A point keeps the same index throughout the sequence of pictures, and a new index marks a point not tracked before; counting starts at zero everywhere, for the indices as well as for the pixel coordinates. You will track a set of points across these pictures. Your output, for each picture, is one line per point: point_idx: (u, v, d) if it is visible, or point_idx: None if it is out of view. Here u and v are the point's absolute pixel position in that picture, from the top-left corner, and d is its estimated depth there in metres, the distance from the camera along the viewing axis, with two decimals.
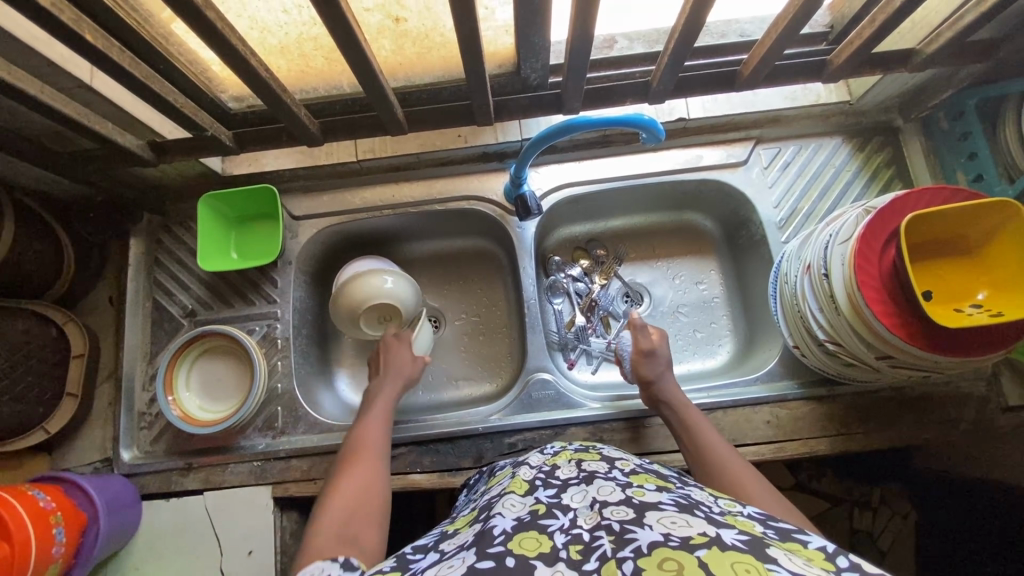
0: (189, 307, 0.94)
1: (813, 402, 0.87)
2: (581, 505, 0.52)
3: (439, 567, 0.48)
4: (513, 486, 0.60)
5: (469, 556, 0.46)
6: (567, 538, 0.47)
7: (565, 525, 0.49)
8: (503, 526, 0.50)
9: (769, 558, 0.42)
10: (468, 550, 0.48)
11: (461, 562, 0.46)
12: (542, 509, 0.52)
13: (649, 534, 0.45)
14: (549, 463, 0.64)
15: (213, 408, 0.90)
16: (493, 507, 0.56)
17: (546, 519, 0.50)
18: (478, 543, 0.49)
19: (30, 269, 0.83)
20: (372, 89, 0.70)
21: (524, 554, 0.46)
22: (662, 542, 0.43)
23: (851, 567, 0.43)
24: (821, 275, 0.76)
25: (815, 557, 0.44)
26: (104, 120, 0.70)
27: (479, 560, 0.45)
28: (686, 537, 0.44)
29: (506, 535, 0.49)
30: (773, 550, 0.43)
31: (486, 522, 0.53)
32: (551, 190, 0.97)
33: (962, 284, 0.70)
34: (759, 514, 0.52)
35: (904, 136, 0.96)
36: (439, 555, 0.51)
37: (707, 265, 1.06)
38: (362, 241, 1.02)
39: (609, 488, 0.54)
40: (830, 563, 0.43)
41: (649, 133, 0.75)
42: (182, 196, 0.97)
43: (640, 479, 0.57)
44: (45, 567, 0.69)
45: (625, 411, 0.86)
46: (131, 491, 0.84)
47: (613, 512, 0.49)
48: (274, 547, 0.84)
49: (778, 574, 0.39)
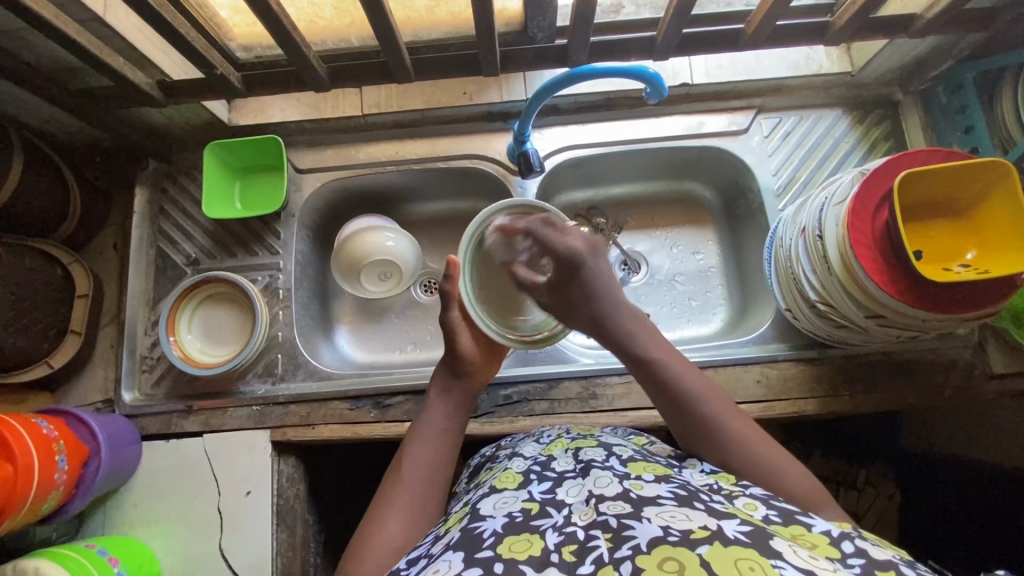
0: (192, 255, 0.95)
1: (803, 364, 0.89)
2: (577, 500, 0.54)
3: (426, 572, 0.49)
4: (501, 479, 0.61)
5: (456, 561, 0.48)
6: (561, 538, 0.49)
7: (558, 523, 0.51)
8: (492, 528, 0.52)
9: (774, 552, 0.44)
10: (456, 552, 0.49)
11: (447, 566, 0.48)
12: (535, 508, 0.54)
13: (648, 529, 0.46)
14: (544, 454, 0.65)
15: (214, 351, 0.92)
16: (484, 503, 0.57)
17: (538, 519, 0.52)
18: (464, 545, 0.50)
19: (39, 207, 0.85)
20: (382, 33, 0.71)
21: (515, 558, 0.47)
22: (661, 538, 0.45)
23: (856, 552, 0.47)
24: (816, 236, 0.77)
25: (820, 544, 0.48)
26: (115, 55, 0.71)
27: (467, 567, 0.47)
28: (686, 531, 0.46)
29: (496, 539, 0.50)
30: (777, 542, 0.45)
31: (475, 521, 0.54)
32: (553, 152, 0.98)
33: (951, 245, 0.72)
34: (763, 493, 0.56)
35: (902, 110, 0.96)
36: (428, 556, 0.53)
37: (705, 234, 1.07)
38: (364, 199, 1.03)
39: (606, 480, 0.55)
40: (835, 550, 0.47)
41: (653, 87, 0.77)
42: (187, 146, 0.98)
43: (638, 468, 0.58)
44: (48, 492, 0.71)
45: (619, 367, 0.88)
46: (132, 430, 0.86)
47: (609, 506, 0.50)
48: (271, 489, 0.86)
49: (784, 570, 0.41)
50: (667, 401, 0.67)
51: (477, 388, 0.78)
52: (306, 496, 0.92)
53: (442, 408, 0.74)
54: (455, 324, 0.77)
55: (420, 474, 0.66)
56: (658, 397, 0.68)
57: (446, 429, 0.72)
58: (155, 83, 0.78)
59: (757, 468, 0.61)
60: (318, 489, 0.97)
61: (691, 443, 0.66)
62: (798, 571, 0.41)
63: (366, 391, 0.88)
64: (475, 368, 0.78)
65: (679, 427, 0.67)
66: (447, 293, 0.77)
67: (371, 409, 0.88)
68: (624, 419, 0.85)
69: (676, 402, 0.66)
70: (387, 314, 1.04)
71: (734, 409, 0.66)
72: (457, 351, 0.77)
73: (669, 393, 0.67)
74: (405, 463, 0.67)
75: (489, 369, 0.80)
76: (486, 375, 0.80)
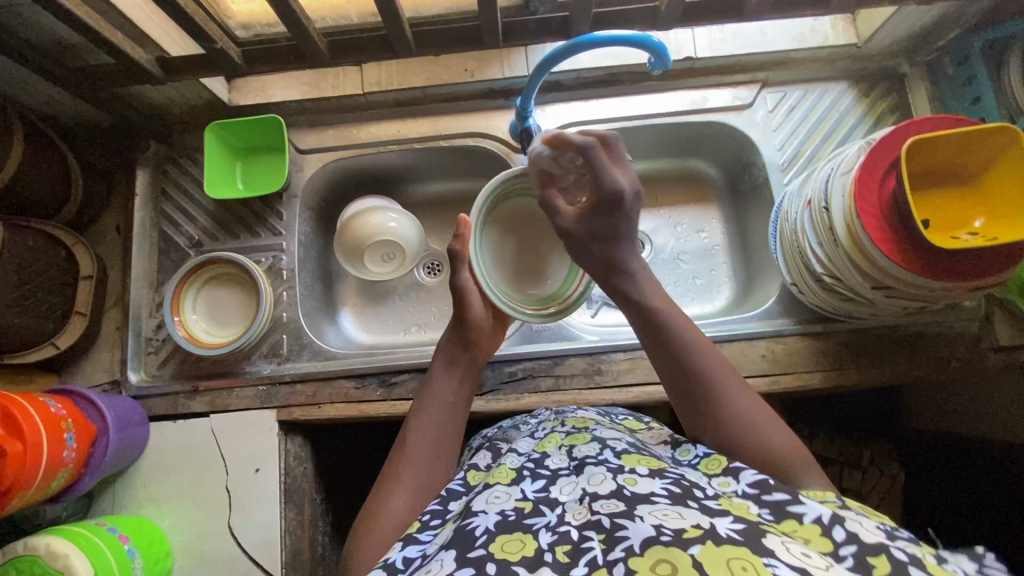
0: (195, 237, 0.95)
1: (809, 338, 0.88)
2: (570, 499, 0.54)
3: (418, 574, 0.50)
4: (497, 475, 0.61)
5: (448, 561, 0.48)
6: (554, 538, 0.49)
7: (551, 523, 0.51)
8: (485, 524, 0.52)
9: (766, 550, 0.43)
10: (448, 551, 0.50)
11: (438, 567, 0.48)
12: (528, 507, 0.54)
13: (640, 528, 0.46)
14: (538, 451, 0.66)
15: (218, 333, 0.92)
16: (477, 500, 0.57)
17: (532, 518, 0.52)
18: (457, 543, 0.50)
19: (40, 189, 0.84)
20: (382, 4, 0.70)
21: (507, 559, 0.47)
22: (654, 538, 0.44)
23: (847, 539, 0.46)
24: (822, 208, 0.77)
25: (815, 539, 0.47)
26: (114, 31, 0.71)
27: (460, 567, 0.47)
28: (679, 529, 0.45)
29: (489, 536, 0.50)
30: (770, 539, 0.45)
31: (468, 518, 0.54)
32: (557, 129, 0.97)
33: (960, 212, 0.72)
34: (754, 479, 0.54)
35: (909, 82, 0.95)
36: (422, 557, 0.53)
37: (709, 213, 1.07)
38: (366, 180, 1.02)
39: (599, 476, 0.55)
40: (827, 542, 0.46)
41: (657, 57, 0.76)
42: (188, 127, 0.97)
43: (632, 461, 0.58)
44: (58, 469, 0.71)
45: (624, 342, 0.88)
46: (138, 411, 0.86)
47: (603, 505, 0.50)
48: (280, 467, 0.86)
49: (776, 569, 0.41)
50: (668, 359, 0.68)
51: (482, 360, 0.80)
52: (313, 474, 0.93)
53: (449, 380, 0.76)
54: (464, 286, 0.79)
55: (426, 450, 0.68)
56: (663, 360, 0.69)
57: (453, 402, 0.74)
58: (155, 59, 0.78)
59: (744, 423, 0.62)
60: (324, 469, 0.97)
61: (686, 404, 0.66)
62: (790, 570, 0.41)
63: (371, 369, 0.89)
64: (478, 339, 0.79)
65: (675, 386, 0.67)
66: (456, 253, 0.79)
67: (377, 387, 0.88)
68: (629, 394, 0.85)
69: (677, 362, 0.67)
70: (391, 296, 1.04)
71: (724, 365, 0.67)
72: (465, 315, 0.79)
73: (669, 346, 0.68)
74: (411, 438, 0.70)
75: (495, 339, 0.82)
76: (489, 346, 0.81)
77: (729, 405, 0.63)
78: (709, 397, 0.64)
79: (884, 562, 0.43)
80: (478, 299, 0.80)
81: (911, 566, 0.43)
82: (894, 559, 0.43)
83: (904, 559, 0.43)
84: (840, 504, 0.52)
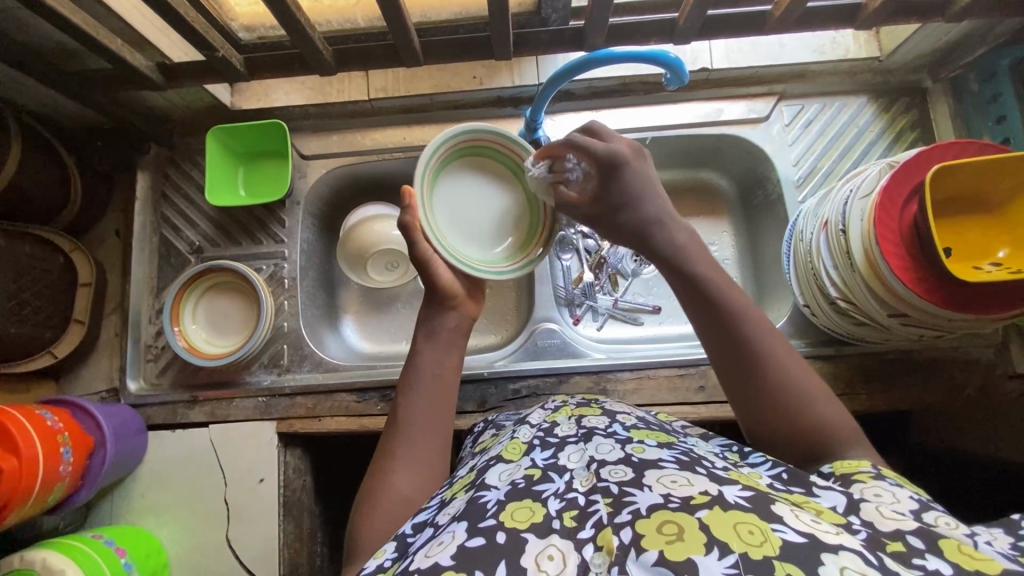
0: (195, 243, 0.93)
1: (820, 361, 0.87)
2: (578, 466, 0.51)
3: (429, 544, 0.46)
4: (508, 450, 0.57)
5: (459, 531, 0.45)
6: (562, 504, 0.46)
7: (560, 490, 0.48)
8: (496, 496, 0.49)
9: (774, 516, 0.41)
10: (459, 522, 0.46)
11: (451, 537, 0.45)
12: (537, 474, 0.51)
13: (649, 495, 0.44)
14: (548, 421, 0.61)
15: (219, 342, 0.91)
16: (486, 474, 0.53)
17: (541, 485, 0.49)
18: (468, 515, 0.47)
19: (38, 193, 0.83)
20: (389, 15, 0.68)
21: (517, 527, 0.44)
22: (662, 504, 0.42)
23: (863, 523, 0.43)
24: (839, 231, 0.74)
25: (825, 512, 0.44)
26: (113, 36, 0.70)
27: (470, 537, 0.44)
28: (686, 497, 0.43)
29: (499, 506, 0.47)
30: (778, 506, 0.42)
31: (480, 490, 0.50)
32: (566, 138, 0.94)
33: (983, 242, 0.69)
34: (770, 471, 0.51)
35: (931, 98, 0.92)
36: (433, 526, 0.49)
37: (720, 226, 1.04)
38: (369, 186, 1.00)
39: (607, 446, 0.52)
40: (839, 517, 0.43)
41: (673, 73, 0.74)
42: (189, 129, 0.95)
43: (641, 434, 0.55)
44: (54, 485, 0.70)
45: (630, 361, 0.86)
46: (137, 420, 0.85)
47: (610, 472, 0.48)
48: (279, 481, 0.85)
49: (783, 535, 0.38)
50: (708, 326, 0.60)
51: (466, 322, 0.74)
52: (311, 487, 0.92)
53: (433, 353, 0.69)
54: (427, 256, 0.71)
55: (418, 427, 0.63)
56: (710, 333, 0.60)
57: (438, 374, 0.67)
58: (155, 66, 0.77)
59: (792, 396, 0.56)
60: (323, 480, 0.97)
61: (732, 381, 0.59)
62: (799, 535, 0.39)
63: (373, 383, 0.87)
64: (459, 303, 0.73)
65: (722, 359, 0.60)
66: (407, 225, 0.70)
67: (378, 402, 0.87)
68: None
69: (726, 343, 0.59)
70: (394, 304, 1.02)
71: (780, 337, 0.59)
72: (433, 286, 0.72)
73: (715, 319, 0.60)
74: (402, 417, 0.64)
75: (476, 303, 0.75)
76: (473, 306, 0.75)
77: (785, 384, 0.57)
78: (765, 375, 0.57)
79: (899, 544, 0.40)
80: (442, 263, 0.73)
81: (927, 553, 0.39)
82: (910, 544, 0.40)
83: (921, 548, 0.40)
84: (875, 475, 0.49)
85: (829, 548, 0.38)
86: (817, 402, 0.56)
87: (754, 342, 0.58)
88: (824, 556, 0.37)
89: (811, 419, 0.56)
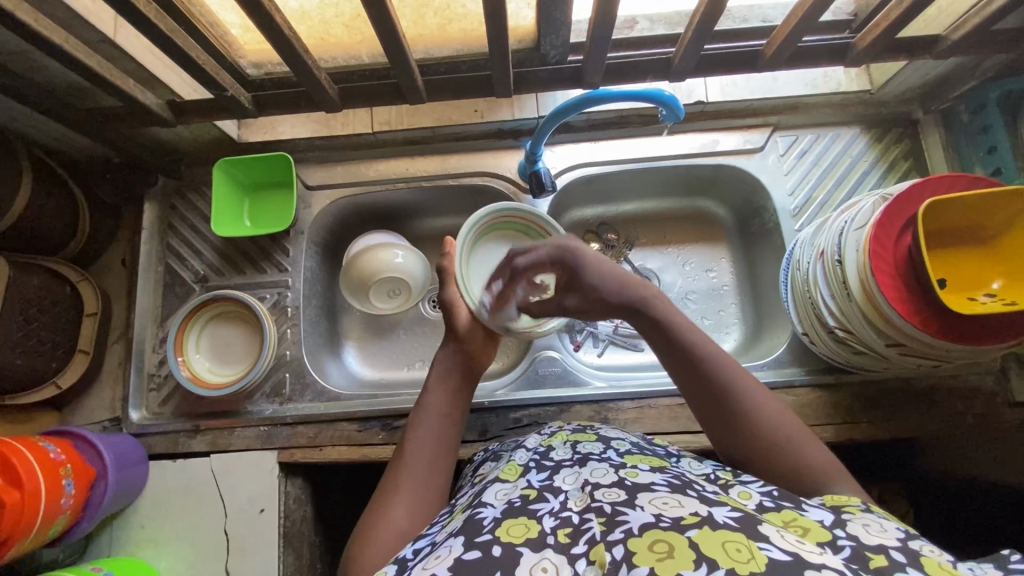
0: (201, 272, 0.95)
1: (821, 389, 0.87)
2: (573, 487, 0.51)
3: (427, 558, 0.46)
4: (505, 471, 0.58)
5: (456, 546, 0.45)
6: (556, 522, 0.47)
7: (555, 509, 0.49)
8: (492, 514, 0.49)
9: (762, 535, 0.41)
10: (456, 538, 0.46)
11: (448, 552, 0.45)
12: (533, 494, 0.51)
13: (640, 515, 0.44)
14: (543, 445, 0.62)
15: (222, 371, 0.92)
16: (484, 495, 0.54)
17: (536, 504, 0.49)
18: (466, 531, 0.47)
19: (47, 225, 0.84)
20: (393, 56, 0.71)
21: (512, 541, 0.45)
22: (653, 523, 0.42)
23: (848, 536, 0.44)
24: (835, 261, 0.75)
25: (812, 529, 0.45)
26: (126, 77, 0.72)
27: (466, 551, 0.44)
28: (677, 517, 0.43)
29: (495, 523, 0.47)
30: (766, 526, 0.43)
31: (477, 509, 0.51)
32: (565, 169, 0.96)
33: (976, 274, 0.70)
34: (760, 488, 0.53)
35: (922, 128, 0.94)
36: (431, 545, 0.49)
37: (718, 253, 1.05)
38: (372, 215, 1.02)
39: (601, 470, 0.52)
40: (825, 534, 0.44)
41: (669, 110, 0.77)
42: (197, 161, 0.97)
43: (634, 458, 0.55)
44: (55, 517, 0.70)
45: (631, 390, 0.87)
46: (139, 450, 0.85)
47: (604, 494, 0.48)
48: (280, 511, 0.85)
49: (770, 553, 0.39)
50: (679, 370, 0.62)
51: (473, 367, 0.76)
52: (311, 516, 0.92)
53: (443, 393, 0.71)
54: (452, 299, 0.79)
55: (423, 463, 0.64)
56: (682, 377, 0.62)
57: (448, 413, 0.69)
58: (165, 103, 0.79)
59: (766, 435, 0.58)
60: (322, 509, 0.96)
61: (701, 412, 0.62)
62: (784, 553, 0.39)
63: (375, 412, 0.88)
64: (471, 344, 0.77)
65: (691, 394, 0.62)
66: (444, 269, 0.81)
67: (379, 431, 0.87)
68: None
69: (698, 387, 0.61)
70: (396, 330, 1.03)
71: (751, 375, 0.62)
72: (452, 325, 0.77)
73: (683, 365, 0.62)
74: (409, 451, 0.65)
75: (487, 347, 0.79)
76: (484, 352, 0.78)
77: (757, 417, 0.59)
78: (735, 406, 0.59)
79: (882, 560, 0.40)
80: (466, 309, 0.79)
81: (909, 566, 0.40)
82: (893, 558, 0.40)
83: (903, 561, 0.40)
84: (864, 508, 0.49)
85: (813, 565, 0.38)
86: (793, 442, 0.58)
87: (721, 385, 0.60)
88: (807, 571, 0.37)
89: (782, 449, 0.57)
